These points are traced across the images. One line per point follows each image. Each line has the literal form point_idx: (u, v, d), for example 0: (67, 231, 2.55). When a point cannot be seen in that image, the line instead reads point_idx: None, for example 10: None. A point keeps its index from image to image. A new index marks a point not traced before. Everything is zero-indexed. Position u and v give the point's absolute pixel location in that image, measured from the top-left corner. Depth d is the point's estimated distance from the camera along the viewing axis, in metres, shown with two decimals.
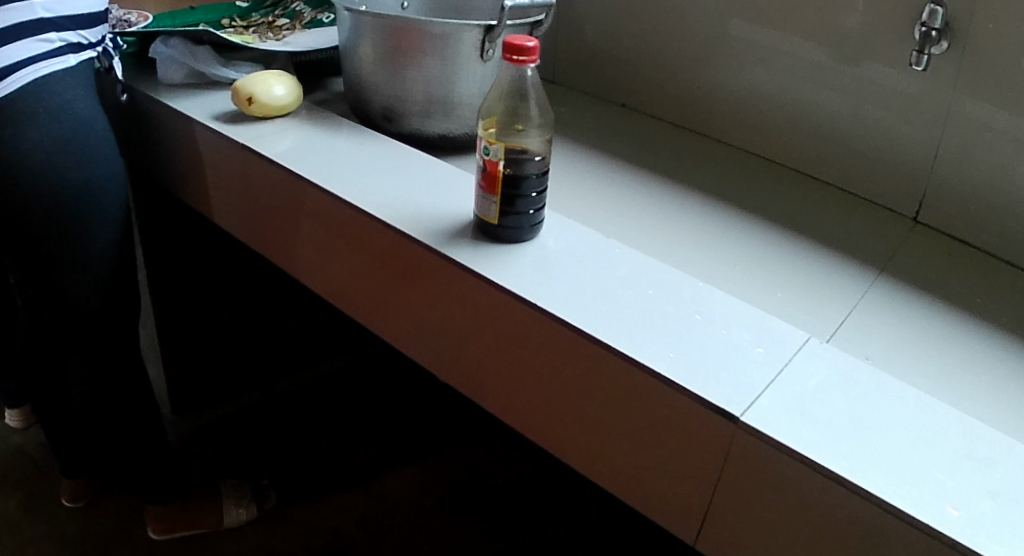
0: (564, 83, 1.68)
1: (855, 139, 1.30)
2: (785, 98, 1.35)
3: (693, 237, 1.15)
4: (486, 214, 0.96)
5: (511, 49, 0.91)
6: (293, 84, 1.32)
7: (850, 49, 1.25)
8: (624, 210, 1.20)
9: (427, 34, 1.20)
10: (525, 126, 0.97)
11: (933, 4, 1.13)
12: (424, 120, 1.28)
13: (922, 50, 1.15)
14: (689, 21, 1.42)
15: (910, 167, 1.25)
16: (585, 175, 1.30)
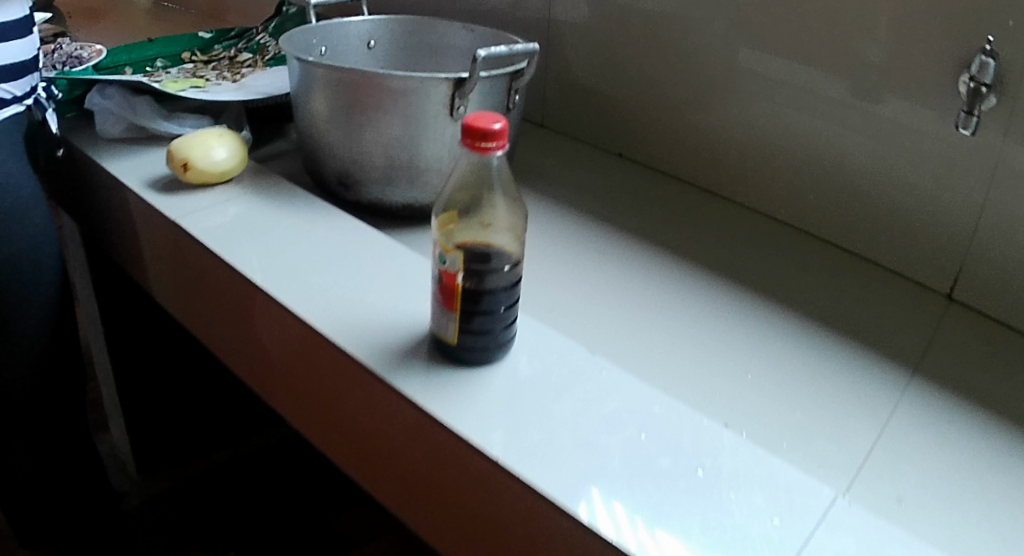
0: (554, 126, 1.51)
1: (886, 205, 1.12)
2: (805, 154, 1.18)
3: (695, 337, 0.98)
4: (444, 332, 0.78)
5: (472, 133, 0.71)
6: (237, 145, 1.15)
7: (883, 102, 1.07)
8: (616, 298, 1.03)
9: (386, 90, 1.02)
10: (494, 218, 0.79)
11: (984, 54, 0.96)
12: (386, 188, 1.09)
13: (971, 110, 0.97)
14: (692, 64, 1.25)
15: (949, 240, 1.07)
16: (571, 253, 1.13)
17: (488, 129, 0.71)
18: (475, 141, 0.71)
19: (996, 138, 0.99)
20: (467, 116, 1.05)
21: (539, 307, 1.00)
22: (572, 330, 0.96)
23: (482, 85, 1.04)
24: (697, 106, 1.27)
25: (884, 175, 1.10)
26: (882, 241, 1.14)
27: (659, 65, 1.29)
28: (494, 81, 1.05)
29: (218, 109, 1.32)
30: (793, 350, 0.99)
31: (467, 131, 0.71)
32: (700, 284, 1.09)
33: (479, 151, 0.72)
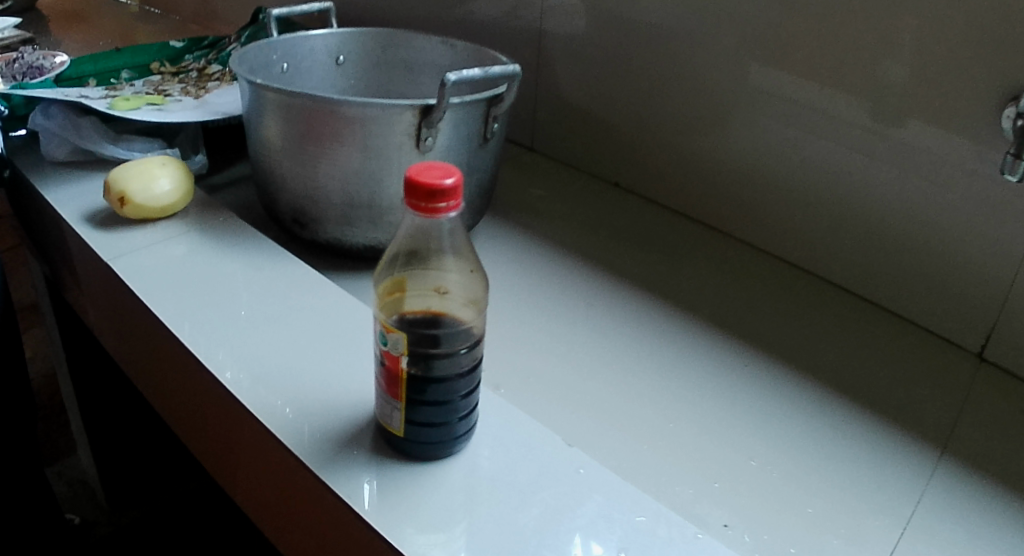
0: (545, 150, 1.38)
1: (915, 253, 0.99)
2: (822, 193, 1.04)
3: (693, 413, 0.86)
4: (390, 422, 0.66)
5: (417, 191, 0.58)
6: (184, 175, 1.03)
7: (913, 138, 0.94)
8: (600, 360, 0.91)
9: (343, 119, 0.90)
10: (449, 289, 0.67)
11: None
12: (346, 227, 0.97)
13: (1018, 153, 0.84)
14: (694, 87, 1.12)
15: (981, 295, 0.95)
16: (558, 304, 1.01)
17: (438, 187, 0.58)
18: (422, 202, 0.58)
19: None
20: (435, 146, 0.92)
21: (511, 374, 0.88)
22: (548, 406, 0.84)
23: (453, 112, 0.91)
24: (702, 134, 1.14)
25: (914, 221, 0.97)
26: (907, 293, 1.02)
27: (660, 87, 1.17)
28: (467, 108, 0.92)
29: (170, 133, 1.18)
30: (808, 430, 0.87)
31: (411, 188, 0.59)
32: (705, 343, 0.97)
33: (427, 214, 0.59)
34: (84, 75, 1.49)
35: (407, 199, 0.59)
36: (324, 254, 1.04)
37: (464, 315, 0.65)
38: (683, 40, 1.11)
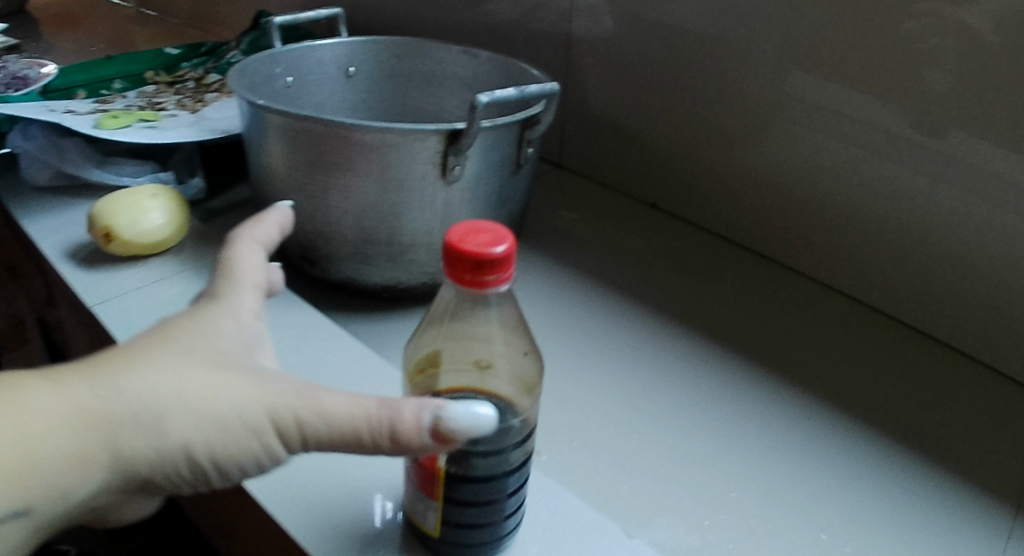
0: (574, 166, 1.27)
1: (998, 295, 0.87)
2: (887, 224, 0.93)
3: (762, 485, 0.75)
4: (424, 523, 0.56)
5: (461, 264, 0.49)
6: (177, 207, 0.93)
7: (999, 166, 0.82)
8: (650, 417, 0.81)
9: (357, 145, 0.79)
10: (491, 361, 0.59)
11: None
12: (360, 266, 0.86)
13: None
14: (740, 104, 1.01)
15: None
16: (598, 349, 0.90)
17: (485, 256, 0.49)
18: (467, 275, 0.49)
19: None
20: (463, 176, 0.82)
21: (550, 436, 0.77)
22: (592, 478, 0.74)
23: (484, 136, 0.80)
24: (750, 156, 1.03)
25: (998, 259, 0.85)
26: (986, 338, 0.90)
27: (702, 103, 1.05)
28: (500, 132, 0.81)
29: (166, 150, 1.09)
30: (896, 503, 0.75)
31: (454, 258, 0.49)
32: (766, 396, 0.86)
33: (473, 288, 0.50)
34: (72, 84, 1.35)
35: (449, 269, 0.50)
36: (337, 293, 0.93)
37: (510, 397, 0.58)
38: (729, 52, 0.99)
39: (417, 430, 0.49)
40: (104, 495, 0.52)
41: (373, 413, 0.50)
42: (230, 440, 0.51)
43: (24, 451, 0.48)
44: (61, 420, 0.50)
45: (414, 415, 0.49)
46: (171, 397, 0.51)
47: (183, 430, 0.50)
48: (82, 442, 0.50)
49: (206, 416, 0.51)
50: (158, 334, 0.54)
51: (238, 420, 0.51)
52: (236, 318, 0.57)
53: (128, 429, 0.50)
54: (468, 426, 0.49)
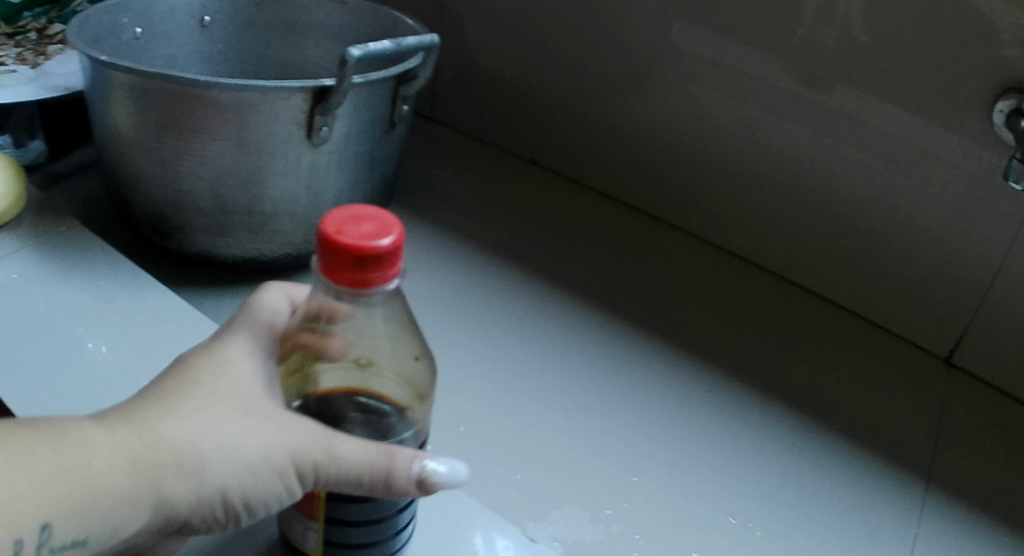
0: (453, 120, 1.19)
1: (895, 256, 0.89)
2: (791, 186, 0.93)
3: (662, 461, 0.73)
4: (304, 545, 0.52)
5: (341, 259, 0.43)
6: (8, 177, 0.81)
7: (903, 133, 0.83)
8: (541, 389, 0.78)
9: (211, 104, 0.70)
10: (376, 360, 0.52)
11: None
12: (220, 238, 0.78)
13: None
14: (632, 60, 0.98)
15: (949, 296, 0.87)
16: (485, 318, 0.86)
17: (369, 250, 0.43)
18: (349, 272, 0.43)
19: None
20: (331, 137, 0.74)
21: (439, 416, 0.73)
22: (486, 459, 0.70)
23: (353, 94, 0.72)
24: (650, 118, 1.00)
25: (899, 223, 0.87)
26: (874, 297, 0.92)
27: (601, 61, 1.00)
28: (373, 87, 0.74)
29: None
30: (798, 474, 0.75)
31: (332, 253, 0.43)
32: (663, 364, 0.84)
33: (357, 287, 0.44)
34: None
35: (326, 265, 0.44)
36: (191, 265, 0.84)
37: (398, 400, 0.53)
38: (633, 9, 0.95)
39: (410, 479, 0.47)
40: (138, 534, 0.48)
41: (379, 459, 0.47)
42: (269, 483, 0.49)
43: (85, 486, 0.44)
44: (121, 456, 0.46)
45: (403, 467, 0.47)
46: (224, 442, 0.48)
47: (228, 474, 0.48)
48: (141, 480, 0.46)
49: (253, 463, 0.48)
50: (213, 368, 0.51)
51: (277, 466, 0.48)
52: (262, 352, 0.53)
53: (183, 470, 0.47)
54: (449, 476, 0.49)
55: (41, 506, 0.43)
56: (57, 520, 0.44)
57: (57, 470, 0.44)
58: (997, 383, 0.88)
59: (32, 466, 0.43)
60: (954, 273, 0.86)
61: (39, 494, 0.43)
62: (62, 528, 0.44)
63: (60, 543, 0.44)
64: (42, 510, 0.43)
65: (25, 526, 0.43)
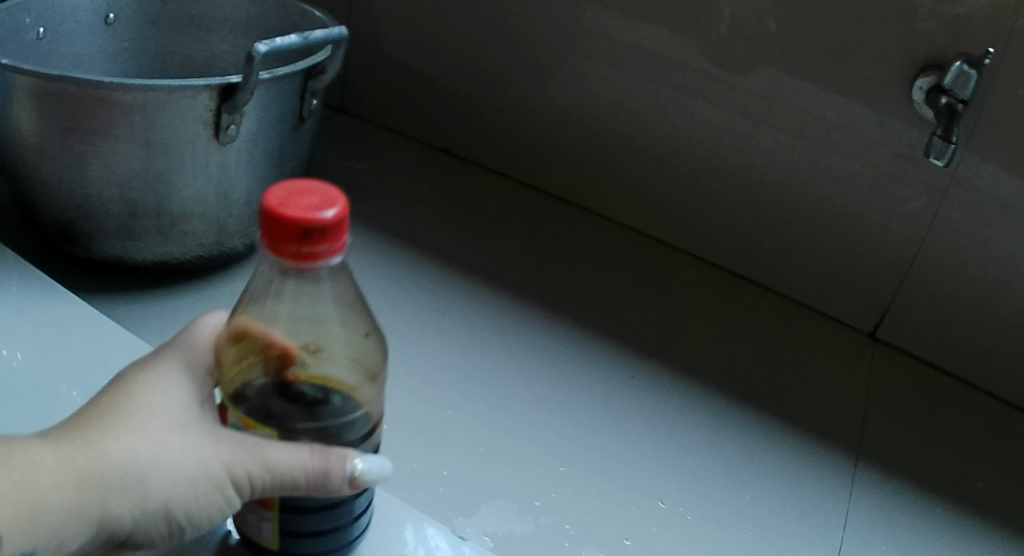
0: (365, 109, 1.16)
1: (825, 234, 0.90)
2: (719, 169, 0.93)
3: (592, 452, 0.73)
4: (258, 538, 0.45)
5: (279, 232, 0.35)
6: None
7: (829, 113, 0.84)
8: (466, 384, 0.77)
9: (111, 106, 0.67)
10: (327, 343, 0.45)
11: (963, 62, 0.74)
12: (131, 243, 0.76)
13: (947, 134, 0.75)
14: (550, 47, 0.97)
15: (869, 270, 0.89)
16: (408, 315, 0.84)
17: (311, 216, 0.35)
18: (292, 244, 0.35)
19: (982, 168, 0.79)
20: (239, 135, 0.73)
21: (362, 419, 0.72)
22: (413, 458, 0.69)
23: (260, 90, 0.71)
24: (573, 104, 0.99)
25: (826, 201, 0.88)
26: (801, 276, 0.94)
27: (522, 50, 0.99)
28: (280, 82, 0.72)
29: None
30: (728, 453, 0.76)
31: (269, 225, 0.35)
32: (587, 355, 0.83)
33: (304, 263, 0.36)
34: None
35: (266, 241, 0.36)
36: (103, 270, 0.81)
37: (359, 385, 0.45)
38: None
39: (340, 480, 0.41)
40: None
41: (309, 457, 0.40)
42: (209, 496, 0.43)
43: (21, 502, 0.40)
44: (61, 468, 0.41)
45: (335, 465, 0.41)
46: (155, 452, 0.43)
47: (166, 487, 0.43)
48: (77, 495, 0.41)
49: (189, 473, 0.43)
50: (147, 375, 0.45)
51: (214, 477, 0.42)
52: (205, 353, 0.47)
53: (120, 482, 0.42)
54: (377, 471, 0.42)
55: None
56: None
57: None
58: (916, 350, 0.90)
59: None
60: (881, 249, 0.88)
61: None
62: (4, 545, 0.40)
63: None
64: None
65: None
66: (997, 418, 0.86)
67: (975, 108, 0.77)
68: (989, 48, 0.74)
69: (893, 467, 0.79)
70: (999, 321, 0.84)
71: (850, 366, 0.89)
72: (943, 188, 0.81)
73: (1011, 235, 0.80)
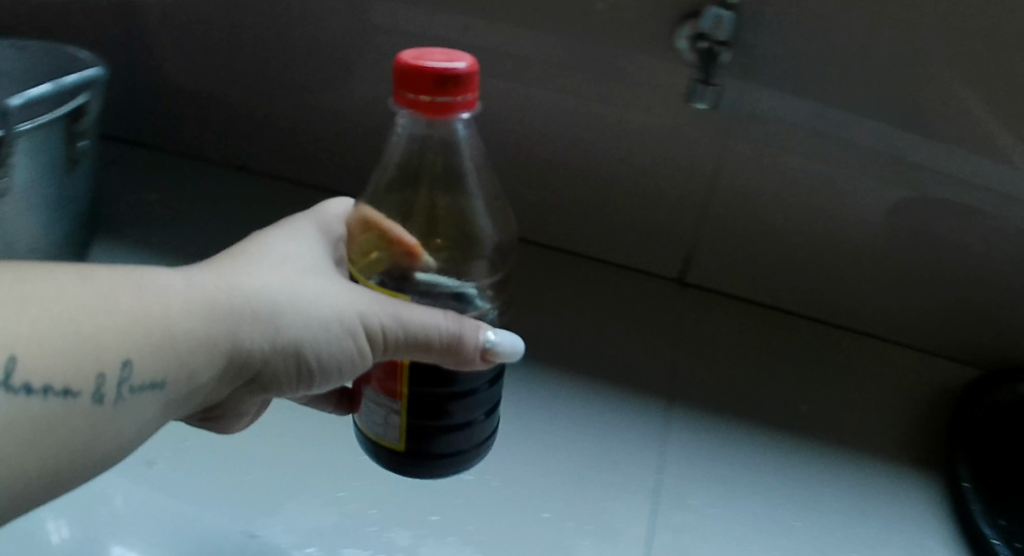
0: (177, 146, 1.15)
1: (636, 187, 0.92)
2: (527, 142, 0.94)
3: None
4: (385, 438, 0.60)
5: (417, 84, 0.51)
6: None
7: (610, 69, 0.86)
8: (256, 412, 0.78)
9: None
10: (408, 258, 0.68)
11: (719, 6, 0.75)
12: None
13: (708, 80, 0.79)
14: (330, 53, 0.97)
15: (672, 221, 0.93)
16: None
17: (445, 74, 0.51)
18: (419, 96, 0.51)
19: (750, 104, 0.82)
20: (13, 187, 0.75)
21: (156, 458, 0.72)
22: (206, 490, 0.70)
23: (25, 142, 0.74)
24: (372, 105, 0.98)
25: (629, 156, 0.91)
26: (608, 237, 0.98)
27: (312, 57, 0.98)
28: (47, 129, 0.76)
29: None
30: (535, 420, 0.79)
31: (408, 79, 0.51)
32: None
33: (431, 113, 0.52)
34: None
35: (401, 93, 0.52)
36: None
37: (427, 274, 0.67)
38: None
39: (473, 351, 0.55)
40: (209, 391, 0.55)
41: (447, 325, 0.55)
42: (342, 345, 0.55)
43: (164, 325, 0.50)
44: (211, 298, 0.52)
45: (468, 339, 0.55)
46: (301, 299, 0.55)
47: (305, 328, 0.55)
48: (219, 326, 0.52)
49: (325, 321, 0.55)
50: (299, 248, 0.58)
51: (350, 326, 0.55)
52: (333, 234, 0.63)
53: (261, 319, 0.53)
54: (511, 346, 0.57)
55: (120, 345, 0.49)
56: (136, 358, 0.49)
57: (132, 310, 0.49)
58: (723, 288, 0.96)
59: (114, 304, 0.49)
60: (689, 190, 0.90)
61: (118, 329, 0.49)
62: (142, 365, 0.49)
63: (140, 381, 0.50)
64: (120, 347, 0.49)
65: (108, 360, 0.49)
66: (800, 335, 0.93)
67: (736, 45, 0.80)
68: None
69: (710, 406, 0.82)
70: (793, 244, 0.90)
71: (664, 313, 0.93)
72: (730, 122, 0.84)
73: (792, 161, 0.84)
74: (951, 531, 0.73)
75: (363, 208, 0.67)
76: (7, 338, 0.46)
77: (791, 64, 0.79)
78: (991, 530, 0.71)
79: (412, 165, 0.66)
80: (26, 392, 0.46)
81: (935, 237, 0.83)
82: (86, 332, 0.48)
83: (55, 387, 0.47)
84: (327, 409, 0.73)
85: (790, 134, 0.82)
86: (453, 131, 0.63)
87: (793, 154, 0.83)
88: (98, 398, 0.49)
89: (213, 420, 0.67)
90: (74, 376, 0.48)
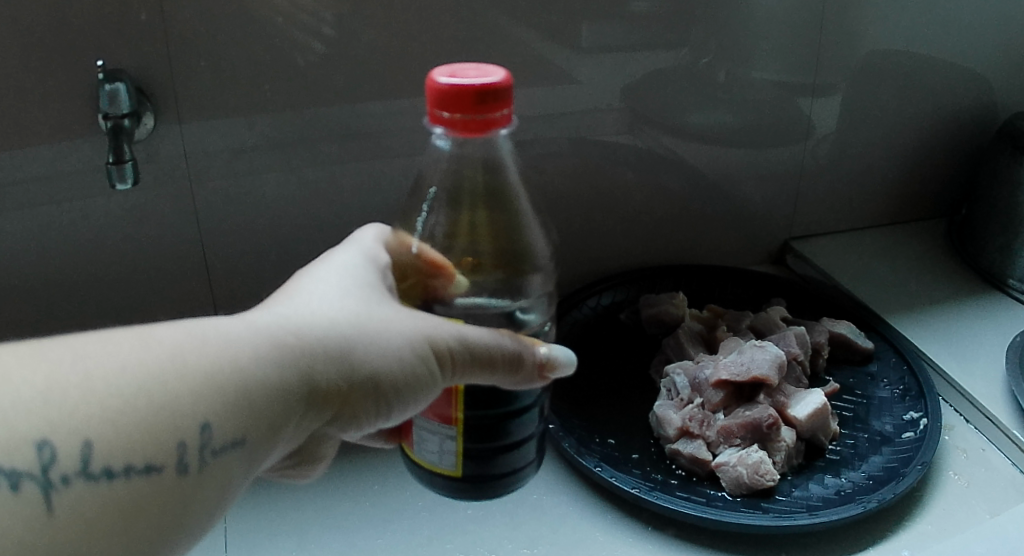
0: None
1: (162, 280, 0.77)
2: (22, 277, 0.73)
3: None
4: (438, 465, 0.49)
5: (460, 101, 0.42)
6: None
7: (27, 164, 0.68)
8: None
9: None
10: (529, 269, 0.58)
11: (105, 78, 0.63)
12: None
13: (119, 155, 0.64)
14: None
15: (162, 296, 0.77)
16: None
17: (485, 89, 0.42)
18: (456, 114, 0.43)
19: (214, 143, 0.72)
20: None
21: None
22: None
23: None
24: None
25: (154, 249, 0.75)
26: None
27: None
28: None
29: None
30: None
31: (444, 98, 0.43)
32: None
33: (471, 132, 0.43)
34: None
35: (433, 113, 0.43)
36: None
37: (536, 306, 0.57)
38: None
39: (534, 365, 0.47)
40: (302, 430, 0.45)
41: (507, 343, 0.47)
42: (415, 373, 0.45)
43: (236, 377, 0.41)
44: (262, 349, 0.42)
45: (526, 353, 0.47)
46: (370, 325, 0.45)
47: (380, 360, 0.45)
48: (292, 369, 0.43)
49: (396, 351, 0.45)
50: (343, 269, 0.48)
51: (418, 349, 0.45)
52: (380, 262, 0.50)
53: (335, 353, 0.44)
54: (566, 357, 0.49)
55: (196, 406, 0.40)
56: (213, 420, 0.40)
57: (200, 367, 0.41)
58: None
59: (185, 365, 0.40)
60: (234, 256, 0.78)
61: (186, 391, 0.40)
62: (222, 427, 0.41)
63: (221, 445, 0.41)
64: (195, 410, 0.40)
65: (186, 427, 0.40)
66: None
67: (173, 87, 0.69)
68: (99, 61, 0.64)
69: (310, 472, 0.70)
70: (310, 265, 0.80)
71: None
72: (237, 163, 0.73)
73: (278, 184, 0.75)
74: (568, 476, 0.68)
75: (400, 232, 0.55)
76: (75, 423, 0.38)
77: (244, 85, 0.71)
78: (594, 459, 0.65)
79: (445, 195, 0.55)
80: (105, 477, 0.39)
81: (532, 179, 0.83)
82: (148, 406, 0.39)
83: (136, 465, 0.39)
84: (378, 444, 0.55)
85: (266, 157, 0.74)
86: (495, 146, 0.53)
87: (272, 177, 0.75)
88: (181, 471, 0.40)
89: (296, 467, 0.53)
90: (155, 449, 0.39)
